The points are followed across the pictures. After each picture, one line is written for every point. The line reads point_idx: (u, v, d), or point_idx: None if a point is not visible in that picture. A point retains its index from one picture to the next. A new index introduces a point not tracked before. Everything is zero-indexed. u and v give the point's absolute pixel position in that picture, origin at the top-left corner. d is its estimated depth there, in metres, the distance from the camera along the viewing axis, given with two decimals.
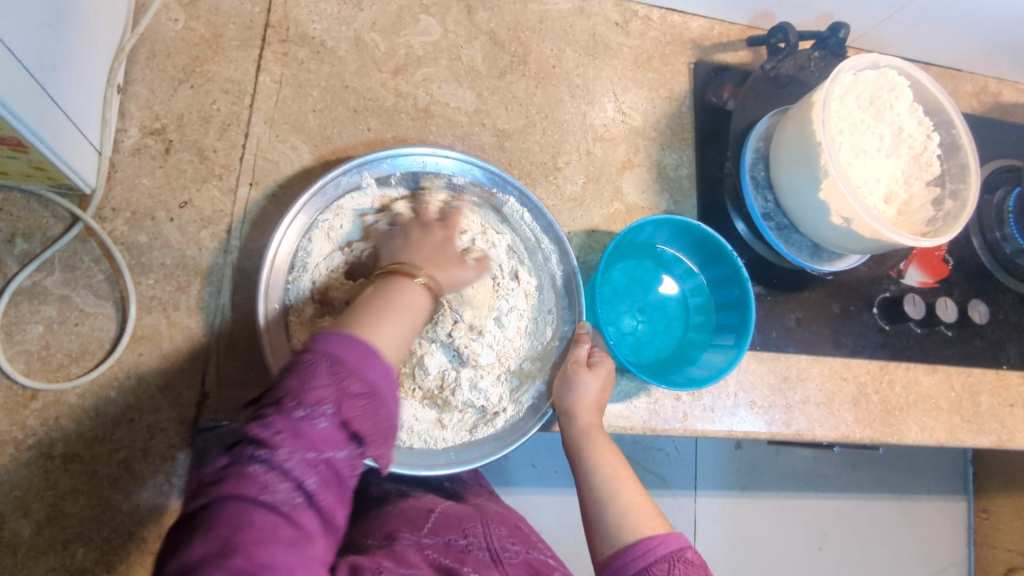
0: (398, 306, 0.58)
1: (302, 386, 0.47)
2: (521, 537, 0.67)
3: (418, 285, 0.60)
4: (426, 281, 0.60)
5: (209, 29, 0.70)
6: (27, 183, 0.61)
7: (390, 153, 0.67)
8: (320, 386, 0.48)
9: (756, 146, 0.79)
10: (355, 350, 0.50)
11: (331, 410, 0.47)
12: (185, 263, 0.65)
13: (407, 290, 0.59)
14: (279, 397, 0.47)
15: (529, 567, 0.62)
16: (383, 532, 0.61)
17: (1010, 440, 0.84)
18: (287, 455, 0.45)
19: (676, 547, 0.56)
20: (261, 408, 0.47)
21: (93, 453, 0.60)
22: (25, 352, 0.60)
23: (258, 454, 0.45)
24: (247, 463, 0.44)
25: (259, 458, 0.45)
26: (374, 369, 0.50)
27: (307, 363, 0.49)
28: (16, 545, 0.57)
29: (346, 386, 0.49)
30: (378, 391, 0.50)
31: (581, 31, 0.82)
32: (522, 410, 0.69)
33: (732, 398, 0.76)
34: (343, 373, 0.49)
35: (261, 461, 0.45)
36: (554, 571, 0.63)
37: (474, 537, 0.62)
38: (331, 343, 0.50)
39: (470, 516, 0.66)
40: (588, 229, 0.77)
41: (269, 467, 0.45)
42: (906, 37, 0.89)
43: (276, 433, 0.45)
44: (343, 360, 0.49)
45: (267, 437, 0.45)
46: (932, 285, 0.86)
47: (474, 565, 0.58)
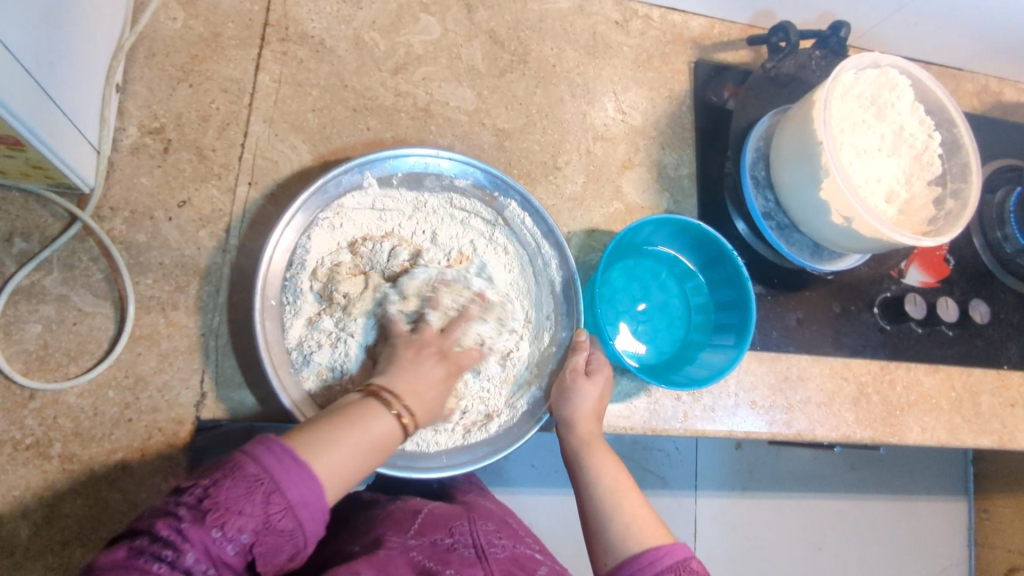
0: (375, 440, 0.54)
1: (230, 504, 0.46)
2: (509, 532, 0.67)
3: (393, 418, 0.56)
4: (402, 418, 0.57)
5: (209, 28, 0.70)
6: (25, 182, 0.61)
7: (391, 154, 0.67)
8: (249, 512, 0.46)
9: (756, 145, 0.79)
10: (301, 484, 0.48)
11: (246, 536, 0.46)
12: (184, 262, 0.65)
13: (382, 418, 0.56)
14: (201, 506, 0.46)
15: (516, 562, 0.61)
16: (369, 536, 0.61)
17: (1011, 440, 0.84)
18: (191, 564, 0.44)
19: (681, 558, 0.56)
20: (178, 509, 0.46)
21: (91, 453, 0.60)
22: (24, 352, 0.60)
23: (161, 554, 0.43)
24: (149, 562, 0.43)
25: (162, 561, 0.43)
26: (310, 509, 0.49)
27: (245, 477, 0.47)
28: (13, 545, 0.57)
29: (273, 521, 0.47)
30: (302, 531, 0.49)
31: (581, 29, 0.82)
32: (517, 414, 0.70)
33: (733, 398, 0.76)
34: (276, 505, 0.47)
35: (165, 562, 0.43)
36: (542, 566, 0.62)
37: (460, 535, 0.62)
38: (277, 463, 0.48)
39: (458, 514, 0.66)
40: (588, 229, 0.77)
41: (170, 571, 0.43)
42: (906, 37, 0.89)
43: (186, 541, 0.44)
44: (283, 491, 0.48)
45: (176, 540, 0.44)
46: (933, 285, 0.86)
47: (457, 565, 0.57)
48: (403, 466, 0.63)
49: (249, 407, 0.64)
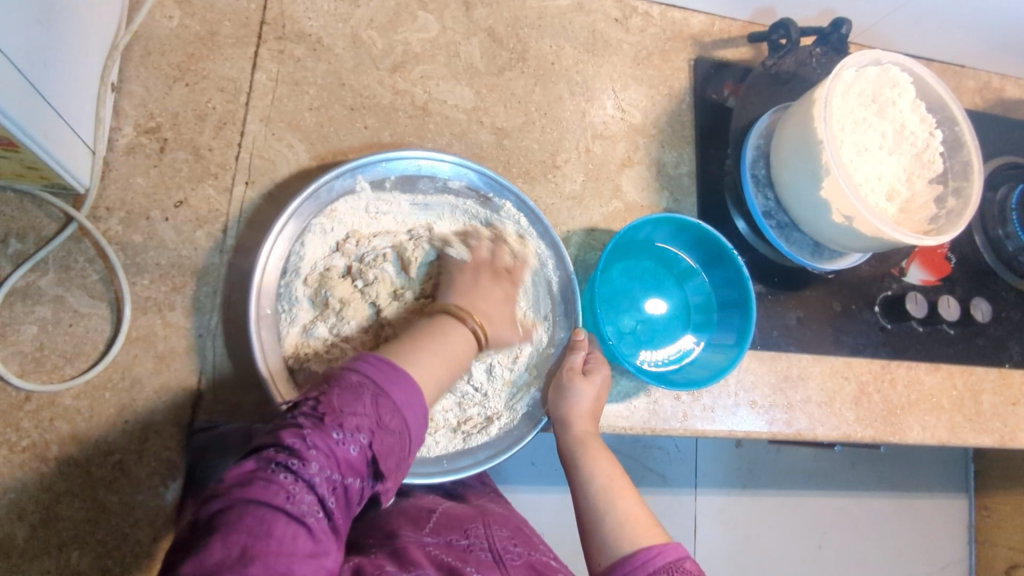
0: (452, 347, 0.60)
1: (342, 408, 0.49)
2: (524, 539, 0.66)
3: (468, 329, 0.62)
4: (478, 330, 0.62)
5: (204, 27, 0.69)
6: (19, 183, 0.60)
7: (384, 158, 0.66)
8: (361, 412, 0.49)
9: (756, 143, 0.78)
10: (402, 386, 0.52)
11: (364, 438, 0.49)
12: (180, 263, 0.64)
13: (460, 331, 0.61)
14: (317, 412, 0.49)
15: (531, 568, 0.59)
16: (385, 530, 0.60)
17: (1012, 440, 0.83)
18: (317, 471, 0.46)
19: (675, 557, 0.55)
20: (297, 419, 0.48)
21: (88, 455, 0.59)
22: (20, 353, 0.59)
23: (288, 462, 0.46)
24: (277, 470, 0.45)
25: (289, 467, 0.46)
26: (412, 410, 0.52)
27: (350, 384, 0.51)
28: (10, 547, 0.57)
29: (384, 420, 0.50)
30: (409, 430, 0.52)
31: (580, 27, 0.81)
32: (517, 416, 0.69)
33: (732, 398, 0.75)
34: (384, 405, 0.51)
35: (292, 469, 0.46)
36: (558, 573, 0.60)
37: (475, 537, 0.61)
38: (378, 371, 0.52)
39: (472, 517, 0.66)
40: (588, 228, 0.76)
41: (297, 478, 0.46)
42: (908, 33, 0.88)
43: (309, 446, 0.47)
44: (388, 392, 0.51)
45: (300, 448, 0.47)
46: (933, 284, 0.85)
47: (475, 564, 0.56)
48: (408, 472, 0.63)
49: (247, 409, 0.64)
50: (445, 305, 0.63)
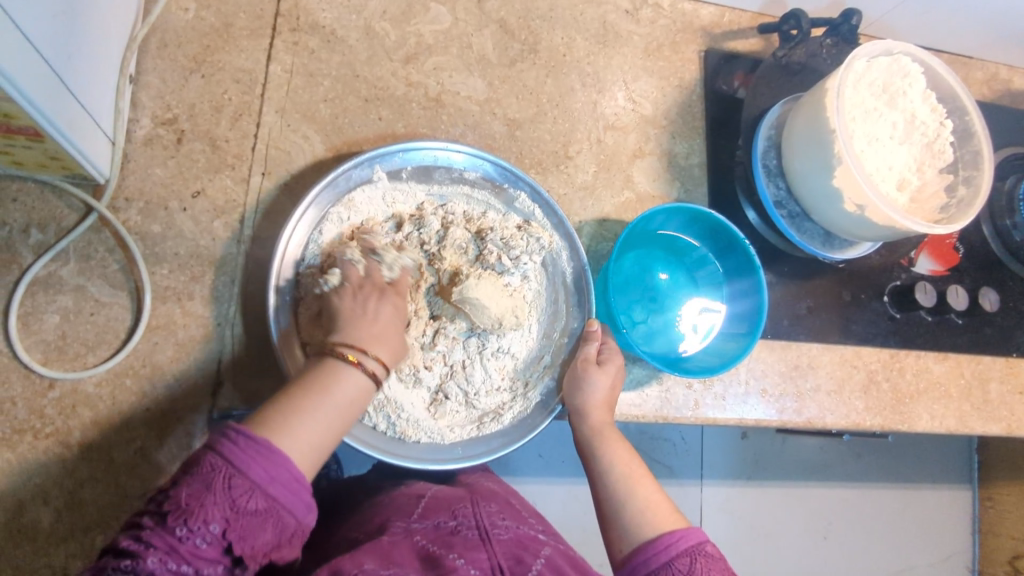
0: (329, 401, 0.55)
1: (190, 500, 0.46)
2: (513, 513, 0.67)
3: (360, 371, 0.57)
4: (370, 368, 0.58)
5: (220, 19, 0.70)
6: (41, 174, 0.61)
7: (401, 148, 0.67)
8: (213, 501, 0.46)
9: (768, 134, 0.79)
10: (262, 459, 0.49)
11: (218, 526, 0.46)
12: (199, 252, 0.65)
13: (345, 377, 0.57)
14: (162, 510, 0.46)
15: (519, 542, 0.60)
16: (373, 523, 0.61)
17: (1019, 428, 0.84)
18: (154, 568, 0.44)
19: (697, 541, 0.56)
20: (142, 520, 0.46)
21: (111, 442, 0.60)
22: (43, 342, 0.60)
23: (121, 566, 0.43)
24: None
25: (125, 572, 0.43)
26: (278, 482, 0.49)
27: (202, 472, 0.47)
28: (36, 532, 0.58)
29: (241, 503, 0.47)
30: (276, 505, 0.49)
31: (591, 19, 0.82)
32: (531, 405, 0.70)
33: (743, 386, 0.76)
34: (240, 487, 0.47)
35: (127, 570, 0.43)
36: (546, 547, 0.61)
37: (464, 517, 0.62)
38: (234, 447, 0.49)
39: (460, 498, 0.66)
40: (600, 218, 0.77)
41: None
42: (918, 25, 0.88)
43: (148, 545, 0.44)
44: (243, 471, 0.48)
45: (137, 548, 0.44)
46: (942, 273, 0.86)
47: (459, 546, 0.57)
48: (421, 458, 0.64)
49: (265, 397, 0.65)
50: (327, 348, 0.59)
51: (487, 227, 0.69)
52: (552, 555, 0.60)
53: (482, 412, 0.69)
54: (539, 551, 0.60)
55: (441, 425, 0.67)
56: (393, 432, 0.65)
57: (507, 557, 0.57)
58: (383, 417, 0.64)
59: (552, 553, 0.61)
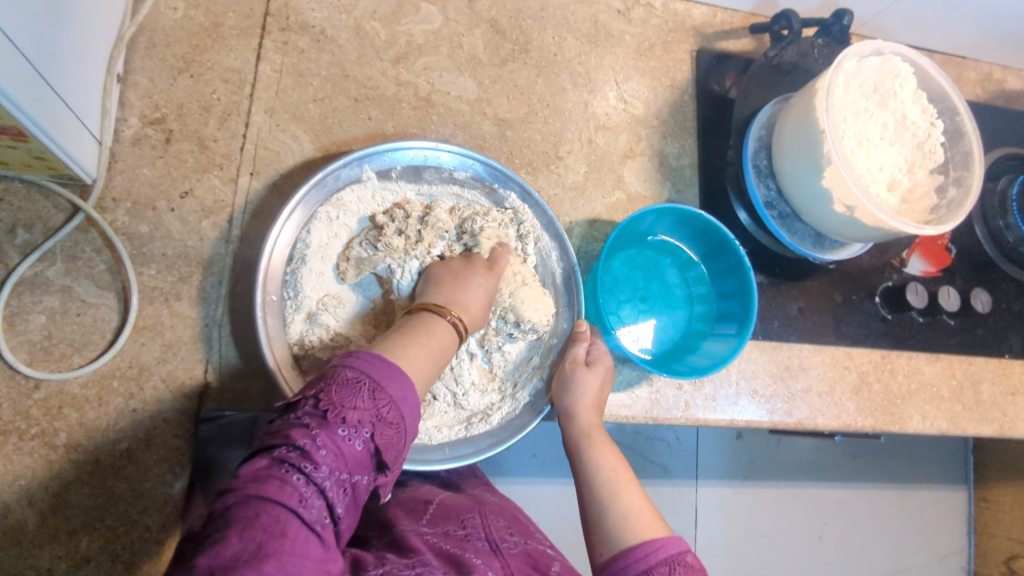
0: (437, 340, 0.59)
1: (345, 405, 0.50)
2: (520, 528, 0.66)
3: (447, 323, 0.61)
4: (457, 323, 0.61)
5: (209, 18, 0.70)
6: (27, 173, 0.61)
7: (390, 147, 0.67)
8: (362, 407, 0.50)
9: (759, 134, 0.79)
10: (395, 379, 0.53)
11: (367, 433, 0.50)
12: (186, 253, 0.65)
13: (440, 325, 0.61)
14: (321, 411, 0.49)
15: (529, 557, 0.60)
16: (382, 525, 0.61)
17: (1011, 429, 0.84)
18: (325, 470, 0.47)
19: (676, 550, 0.56)
20: (303, 419, 0.49)
21: (97, 443, 0.60)
22: (29, 342, 0.60)
23: (299, 463, 0.46)
24: (288, 469, 0.46)
25: (299, 465, 0.46)
26: (408, 402, 0.53)
27: (349, 381, 0.51)
28: (21, 534, 0.57)
29: (383, 414, 0.51)
30: (406, 423, 0.53)
31: (583, 18, 0.81)
32: (519, 406, 0.70)
33: (733, 387, 0.76)
34: (382, 400, 0.51)
35: (303, 469, 0.46)
36: (555, 562, 0.61)
37: (473, 527, 0.61)
38: (372, 367, 0.52)
39: (469, 507, 0.66)
40: (590, 218, 0.77)
41: (308, 479, 0.46)
42: (910, 25, 0.88)
43: (319, 446, 0.47)
44: (384, 386, 0.52)
45: (309, 447, 0.47)
46: (933, 274, 0.86)
47: (474, 552, 0.57)
48: (408, 457, 0.63)
49: (253, 397, 0.64)
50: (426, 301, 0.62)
51: (470, 216, 0.69)
52: (562, 571, 0.60)
53: (470, 412, 0.69)
54: (549, 567, 0.59)
55: (430, 425, 0.67)
56: None
57: (521, 569, 0.57)
58: None
59: (562, 568, 0.60)
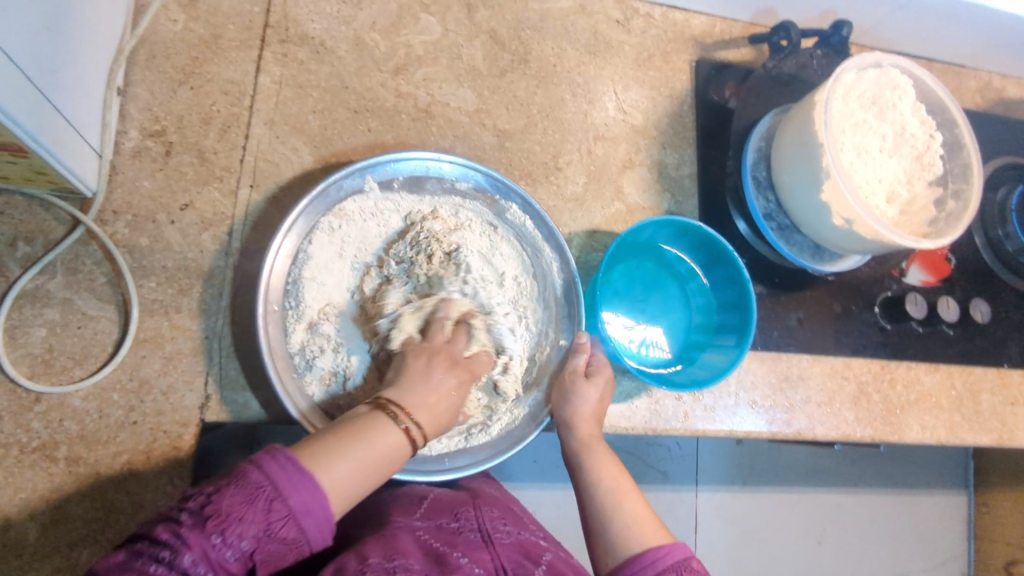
0: (381, 454, 0.55)
1: (229, 513, 0.47)
2: (513, 519, 0.66)
3: (401, 430, 0.57)
4: (411, 431, 0.57)
5: (209, 30, 0.70)
6: (28, 187, 0.61)
7: (392, 158, 0.67)
8: (249, 519, 0.47)
9: (758, 145, 0.79)
10: (304, 492, 0.49)
11: (243, 545, 0.47)
12: (187, 265, 0.65)
13: (391, 432, 0.56)
14: (202, 512, 0.47)
15: (521, 548, 0.60)
16: (376, 519, 0.61)
17: (1010, 439, 0.84)
18: (189, 566, 0.45)
19: (682, 557, 0.56)
20: (179, 513, 0.47)
21: (97, 456, 0.60)
22: (29, 355, 0.60)
23: (158, 555, 0.45)
24: (148, 563, 0.45)
25: (161, 561, 0.45)
26: (312, 517, 0.50)
27: (247, 484, 0.48)
28: (21, 547, 0.58)
29: (274, 528, 0.48)
30: (307, 537, 0.50)
31: (582, 28, 0.82)
32: (518, 417, 0.70)
33: (733, 398, 0.76)
34: (277, 513, 0.48)
35: (162, 563, 0.45)
36: (547, 552, 0.62)
37: (465, 520, 0.62)
38: (282, 471, 0.49)
39: (463, 500, 0.66)
40: (589, 229, 0.77)
41: (169, 570, 0.45)
42: (911, 35, 0.88)
43: (184, 544, 0.46)
44: (284, 498, 0.49)
45: (174, 543, 0.45)
46: (933, 284, 0.86)
47: (464, 548, 0.57)
48: (409, 469, 0.64)
49: (253, 410, 0.65)
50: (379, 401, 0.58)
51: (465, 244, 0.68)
52: (553, 562, 0.60)
53: (469, 424, 0.69)
54: (540, 557, 0.60)
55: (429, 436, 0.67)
56: None
57: (512, 561, 0.57)
58: None
59: (553, 559, 0.61)
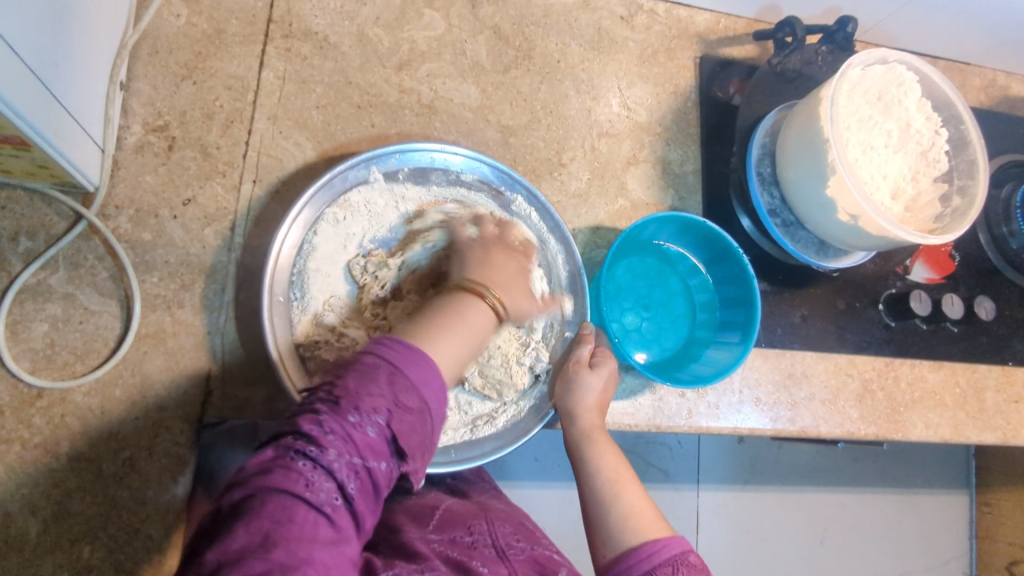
0: (472, 322, 0.57)
1: (359, 391, 0.47)
2: (526, 534, 0.66)
3: (486, 303, 0.58)
4: (497, 305, 0.58)
5: (212, 25, 0.69)
6: (30, 181, 0.61)
7: (399, 148, 0.67)
8: (377, 393, 0.48)
9: (762, 142, 0.79)
10: (416, 364, 0.50)
11: (382, 418, 0.47)
12: (189, 261, 0.65)
13: (477, 306, 0.58)
14: (335, 398, 0.47)
15: (535, 563, 0.60)
16: (390, 528, 0.61)
17: (1014, 437, 0.84)
18: (334, 456, 0.45)
19: (680, 550, 0.57)
20: (314, 405, 0.47)
21: (99, 452, 0.60)
22: (31, 350, 0.60)
23: (305, 449, 0.44)
24: (295, 459, 0.44)
25: (308, 455, 0.44)
26: (431, 386, 0.51)
27: (364, 368, 0.49)
28: (23, 543, 0.57)
29: (401, 398, 0.49)
30: (429, 406, 0.50)
31: (586, 25, 0.81)
32: (522, 409, 0.70)
33: (736, 395, 0.76)
34: (400, 384, 0.49)
35: (310, 456, 0.44)
36: (563, 567, 0.61)
37: (479, 534, 0.61)
38: (393, 353, 0.50)
39: (474, 513, 0.65)
40: (592, 226, 0.77)
41: (316, 464, 0.44)
42: (915, 31, 0.88)
43: (327, 432, 0.45)
44: (405, 369, 0.49)
45: (317, 434, 0.45)
46: (937, 281, 0.86)
47: (482, 559, 0.57)
48: None
49: (256, 405, 0.64)
50: (461, 279, 0.60)
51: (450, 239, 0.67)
52: None
53: (475, 415, 0.68)
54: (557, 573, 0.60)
55: None
56: None
57: None
58: None
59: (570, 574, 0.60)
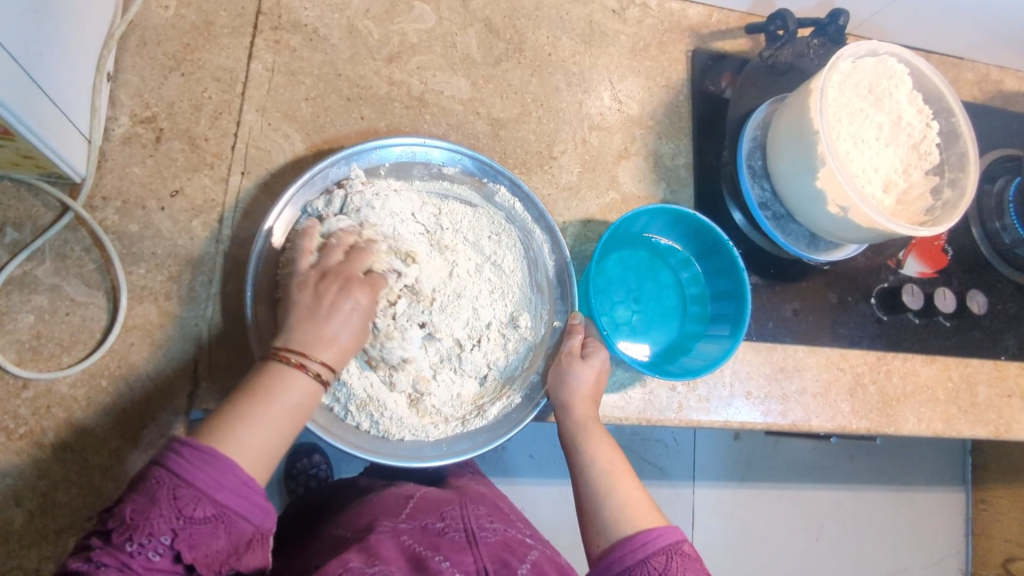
0: (284, 406, 0.53)
1: (134, 517, 0.45)
2: (500, 516, 0.66)
3: (306, 375, 0.54)
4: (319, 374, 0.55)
5: (201, 16, 0.69)
6: (16, 172, 0.61)
7: (378, 144, 0.66)
8: (156, 517, 0.45)
9: (753, 135, 0.79)
10: (206, 466, 0.47)
11: (166, 541, 0.45)
12: (176, 252, 0.64)
13: (297, 381, 0.54)
14: (109, 528, 0.45)
15: (506, 546, 0.59)
16: (361, 522, 0.60)
17: (1007, 431, 0.84)
18: None
19: (673, 540, 0.56)
20: (92, 539, 0.45)
21: (85, 443, 0.59)
22: (17, 342, 0.59)
23: None
24: None
25: None
26: (225, 488, 0.47)
27: (146, 488, 0.46)
28: (9, 534, 0.57)
29: (188, 513, 0.45)
30: (228, 509, 0.47)
31: (577, 18, 0.81)
32: (515, 401, 0.69)
33: (728, 389, 0.75)
34: (185, 498, 0.46)
35: None
36: (532, 551, 0.60)
37: (451, 520, 0.61)
38: (175, 460, 0.46)
39: (449, 499, 0.65)
40: (583, 219, 0.76)
41: None
42: (908, 26, 0.88)
43: (98, 565, 0.43)
44: (188, 481, 0.46)
45: (88, 568, 0.43)
46: (930, 276, 0.85)
47: (446, 549, 0.56)
48: (401, 454, 0.63)
49: None
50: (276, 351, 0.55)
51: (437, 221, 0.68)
52: (538, 559, 0.59)
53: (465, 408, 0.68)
54: (525, 556, 0.59)
55: (426, 422, 0.66)
56: (374, 430, 0.63)
57: (494, 560, 0.56)
58: (367, 415, 0.63)
59: (538, 557, 0.60)
